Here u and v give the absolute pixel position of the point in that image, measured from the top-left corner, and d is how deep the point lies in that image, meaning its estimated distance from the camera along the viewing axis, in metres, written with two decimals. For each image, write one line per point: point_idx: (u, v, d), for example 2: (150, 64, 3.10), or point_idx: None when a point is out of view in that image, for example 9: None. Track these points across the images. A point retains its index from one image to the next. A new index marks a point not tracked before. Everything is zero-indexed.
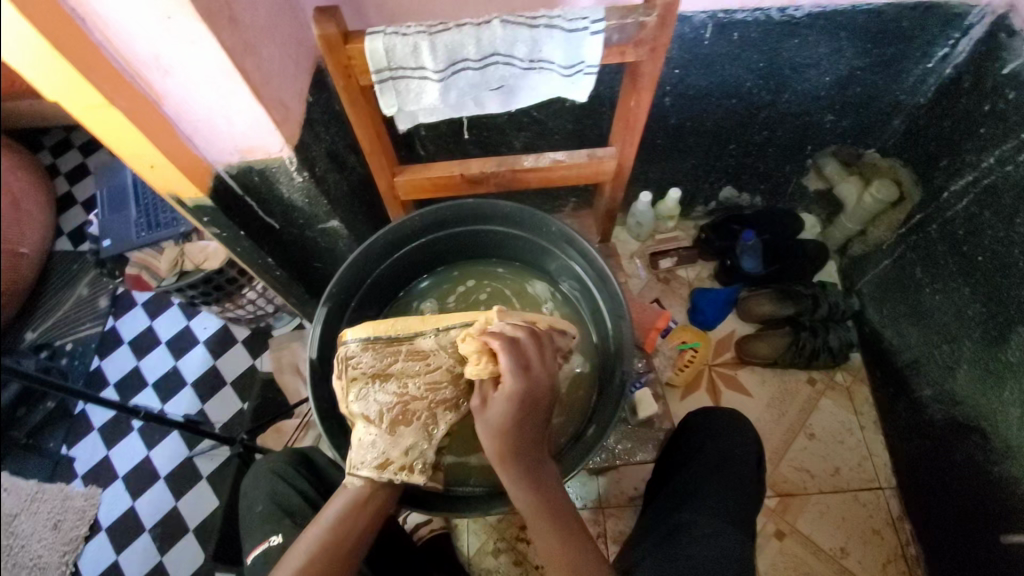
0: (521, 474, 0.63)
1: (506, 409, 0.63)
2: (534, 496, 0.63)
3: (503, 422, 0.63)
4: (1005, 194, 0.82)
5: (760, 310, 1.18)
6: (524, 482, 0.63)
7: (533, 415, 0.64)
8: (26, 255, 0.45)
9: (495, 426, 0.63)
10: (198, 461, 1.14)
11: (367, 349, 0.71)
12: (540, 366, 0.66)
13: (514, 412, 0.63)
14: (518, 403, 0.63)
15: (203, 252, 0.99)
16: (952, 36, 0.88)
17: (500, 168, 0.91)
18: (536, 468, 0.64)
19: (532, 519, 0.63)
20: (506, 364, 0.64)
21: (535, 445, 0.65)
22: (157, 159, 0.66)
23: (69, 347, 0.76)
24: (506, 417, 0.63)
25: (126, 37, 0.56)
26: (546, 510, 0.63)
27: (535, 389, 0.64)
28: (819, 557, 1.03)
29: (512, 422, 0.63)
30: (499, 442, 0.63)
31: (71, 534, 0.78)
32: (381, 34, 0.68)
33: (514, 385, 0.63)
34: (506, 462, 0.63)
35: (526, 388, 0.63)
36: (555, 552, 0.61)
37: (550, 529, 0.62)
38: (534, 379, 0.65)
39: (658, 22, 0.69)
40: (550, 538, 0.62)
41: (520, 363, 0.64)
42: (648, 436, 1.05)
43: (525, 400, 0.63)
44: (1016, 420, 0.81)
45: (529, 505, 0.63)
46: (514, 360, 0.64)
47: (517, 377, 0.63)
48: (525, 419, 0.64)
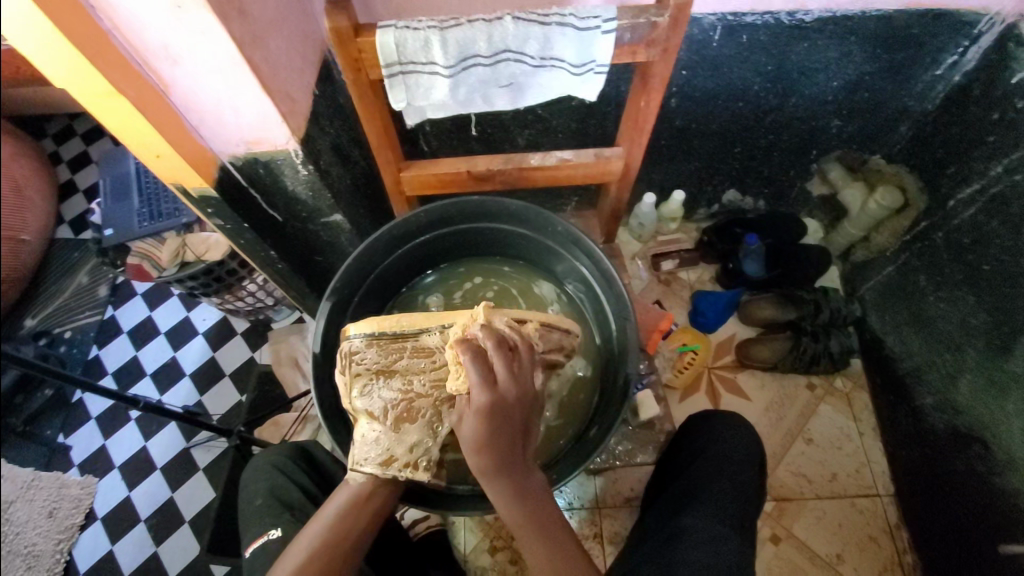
0: (504, 485, 0.62)
1: (476, 425, 0.60)
2: (519, 506, 0.62)
3: (476, 438, 0.60)
4: (1013, 204, 0.82)
5: (761, 314, 1.18)
6: (506, 495, 0.62)
7: (505, 429, 0.61)
8: (28, 242, 0.44)
9: (472, 441, 0.60)
10: (195, 453, 1.11)
11: (372, 345, 0.70)
12: (508, 379, 0.62)
13: (485, 428, 0.60)
14: (487, 419, 0.60)
15: (205, 244, 1.01)
16: (962, 44, 0.88)
17: (507, 166, 0.91)
18: (519, 479, 0.62)
19: (518, 529, 0.62)
20: (473, 379, 0.60)
21: (514, 456, 0.62)
22: (163, 149, 0.66)
23: (67, 335, 0.76)
24: (477, 433, 0.60)
25: (135, 26, 0.55)
26: (532, 520, 0.62)
27: (505, 402, 0.61)
28: (815, 563, 1.03)
29: (485, 438, 0.60)
30: (475, 458, 0.61)
31: (67, 523, 0.78)
32: (393, 28, 0.67)
33: (480, 401, 0.60)
34: (488, 474, 0.61)
35: (494, 404, 0.60)
36: (540, 561, 0.61)
37: (535, 538, 0.62)
38: (503, 393, 0.61)
39: (671, 23, 0.68)
40: (534, 545, 0.61)
41: (489, 377, 0.61)
42: (649, 438, 1.06)
43: (495, 415, 0.60)
44: (1018, 430, 0.81)
45: (515, 516, 0.62)
46: (478, 374, 0.60)
47: (483, 392, 0.60)
48: (497, 434, 0.61)
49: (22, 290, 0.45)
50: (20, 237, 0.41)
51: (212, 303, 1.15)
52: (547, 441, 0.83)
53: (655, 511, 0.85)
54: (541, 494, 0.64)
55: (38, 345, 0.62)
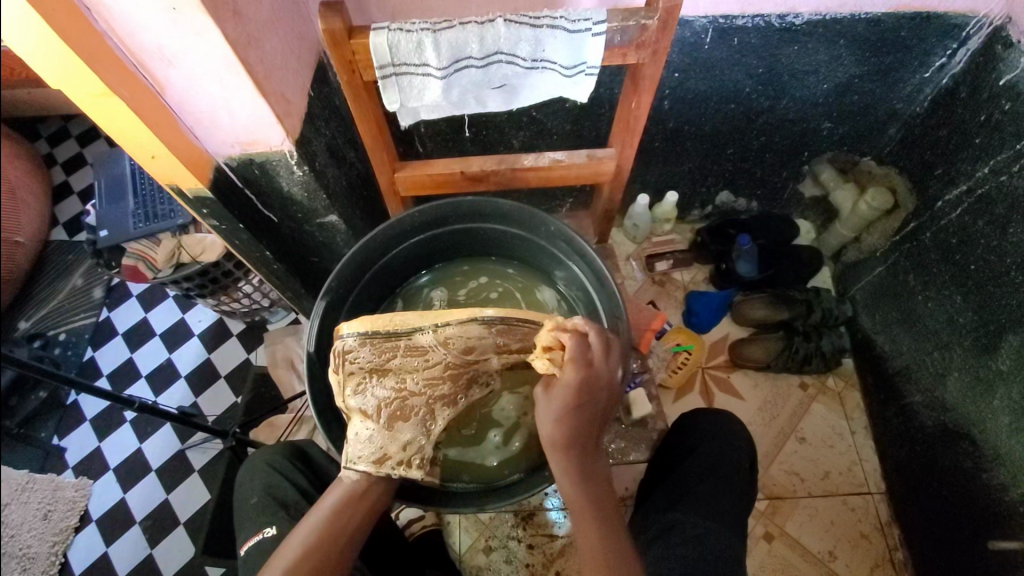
0: (571, 460, 0.65)
1: (562, 402, 0.64)
2: (581, 484, 0.65)
3: (557, 412, 0.64)
4: (1000, 204, 0.83)
5: (755, 314, 1.18)
6: (573, 472, 0.65)
7: (588, 409, 0.64)
8: (23, 244, 0.46)
9: (554, 413, 0.65)
10: (191, 453, 1.16)
11: (365, 344, 0.68)
12: (605, 363, 0.64)
13: (569, 404, 0.63)
14: (574, 396, 0.63)
15: (201, 244, 1.02)
16: (950, 46, 0.89)
17: (500, 167, 0.92)
18: (584, 457, 0.66)
19: (573, 507, 0.64)
20: (570, 358, 0.62)
21: (587, 436, 0.66)
22: (159, 150, 0.66)
23: (61, 336, 0.76)
24: (560, 408, 0.64)
25: (131, 27, 0.56)
26: (589, 500, 0.64)
27: (595, 385, 0.64)
28: (807, 560, 1.04)
29: (567, 414, 0.64)
30: (556, 431, 0.65)
31: (60, 525, 0.77)
32: (386, 30, 0.68)
33: (573, 380, 0.62)
34: (559, 449, 0.65)
35: (585, 384, 0.63)
36: (592, 542, 0.61)
37: (591, 518, 0.63)
38: (596, 375, 0.64)
39: (659, 25, 0.69)
40: (586, 523, 0.63)
41: (585, 357, 0.63)
42: (642, 436, 1.07)
43: (583, 394, 0.63)
44: (1005, 427, 0.82)
45: (572, 491, 0.64)
46: (579, 354, 0.62)
47: (579, 372, 0.62)
48: (580, 412, 0.64)
49: (18, 290, 0.46)
50: (15, 237, 0.42)
51: (208, 305, 1.16)
52: (527, 449, 0.81)
53: (645, 506, 0.86)
54: (597, 477, 0.66)
55: (34, 346, 0.63)
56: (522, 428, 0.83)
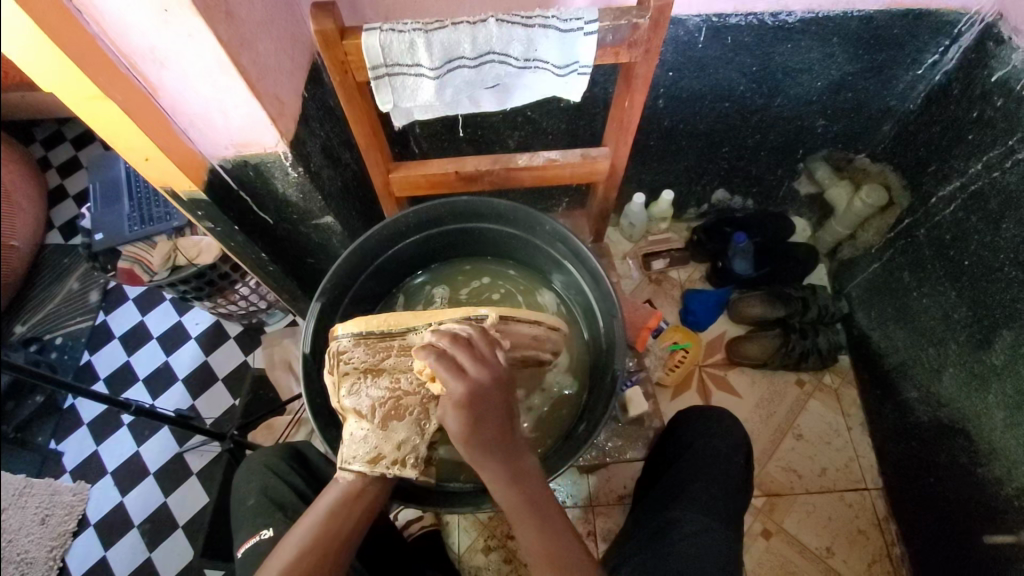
0: (493, 464, 0.61)
1: (455, 420, 0.60)
2: (515, 491, 0.62)
3: (458, 433, 0.60)
4: (993, 200, 0.83)
5: (751, 313, 1.18)
6: (502, 480, 0.62)
7: (488, 417, 0.61)
8: (18, 247, 0.46)
9: (455, 433, 0.61)
10: (188, 457, 1.09)
11: (359, 344, 0.71)
12: (478, 368, 0.61)
13: (465, 421, 0.60)
14: (466, 411, 0.60)
15: (196, 247, 1.00)
16: (942, 43, 0.89)
17: (494, 167, 0.92)
18: (509, 456, 0.62)
19: (516, 515, 0.62)
20: (443, 375, 0.60)
21: (503, 442, 0.62)
22: (152, 153, 0.66)
23: (56, 340, 0.77)
24: (460, 427, 0.60)
25: (122, 30, 0.56)
26: (528, 505, 0.62)
27: (480, 389, 0.61)
28: (804, 556, 1.04)
29: (469, 429, 0.60)
30: (466, 448, 0.61)
31: (59, 529, 0.82)
32: (378, 30, 0.68)
33: (456, 394, 0.60)
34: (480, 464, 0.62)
35: (469, 392, 0.60)
36: (533, 542, 0.60)
37: (530, 522, 0.61)
38: (477, 380, 0.61)
39: (651, 24, 0.69)
40: (529, 530, 0.61)
41: (458, 370, 0.61)
42: (638, 434, 1.05)
43: (473, 405, 0.60)
44: (1001, 422, 0.82)
45: (509, 497, 0.62)
46: (446, 367, 0.60)
47: (456, 385, 0.60)
48: (480, 423, 0.61)
49: (15, 294, 0.47)
50: (11, 241, 0.43)
51: (205, 306, 1.13)
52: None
53: (641, 506, 0.86)
54: (531, 475, 0.63)
55: (30, 350, 0.63)
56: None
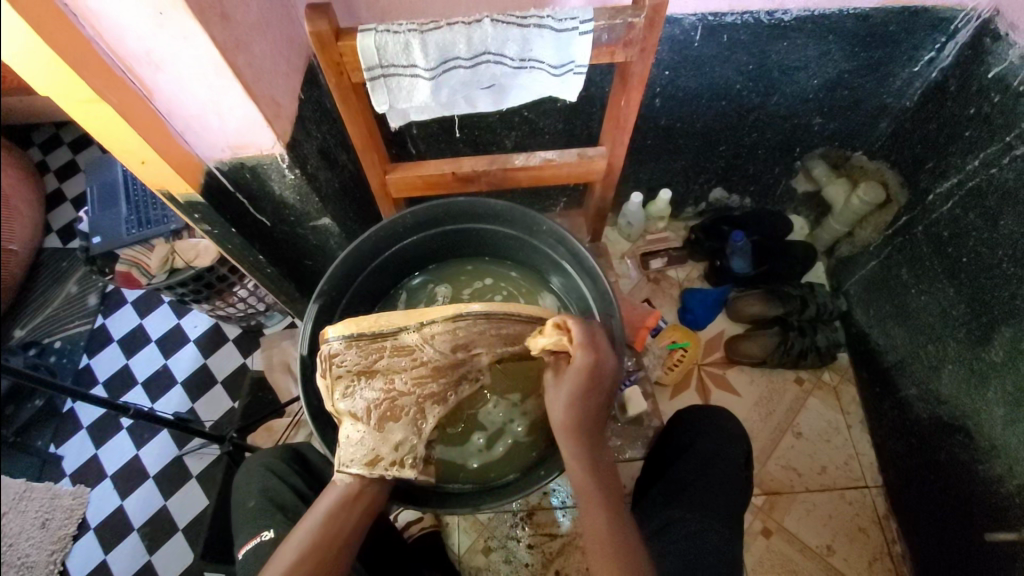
0: (580, 444, 0.67)
1: (574, 384, 0.65)
2: (592, 475, 0.66)
3: (568, 397, 0.66)
4: (991, 196, 0.83)
5: (749, 311, 1.19)
6: (584, 461, 0.67)
7: (596, 395, 0.67)
8: (16, 252, 0.46)
9: (566, 397, 0.66)
10: (188, 459, 1.14)
11: (351, 346, 0.69)
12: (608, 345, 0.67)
13: (580, 388, 0.65)
14: (586, 378, 0.65)
15: (194, 250, 1.00)
16: (939, 40, 0.89)
17: (491, 167, 0.92)
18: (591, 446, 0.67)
19: (585, 496, 0.65)
20: (580, 343, 0.65)
21: (594, 425, 0.68)
22: (148, 155, 0.66)
23: (55, 344, 0.78)
24: (572, 392, 0.66)
25: (117, 33, 0.56)
26: (600, 493, 0.65)
27: (603, 371, 0.66)
28: (805, 555, 1.04)
29: (578, 399, 0.66)
30: (567, 415, 0.66)
31: (60, 533, 0.80)
32: (373, 32, 0.68)
33: (583, 361, 0.64)
34: (570, 439, 0.67)
35: (594, 364, 0.65)
36: (596, 525, 0.63)
37: (598, 505, 0.65)
38: (605, 361, 0.66)
39: (647, 23, 0.69)
40: (598, 513, 0.64)
41: (591, 338, 0.66)
42: (638, 433, 1.07)
43: (595, 378, 0.66)
44: (1000, 419, 0.82)
45: (583, 478, 0.66)
46: (587, 338, 0.65)
47: (588, 351, 0.65)
48: (588, 397, 0.66)
49: (13, 298, 0.47)
50: (9, 245, 0.43)
51: (203, 308, 1.13)
52: (509, 457, 0.82)
53: (640, 505, 0.86)
54: (606, 470, 0.68)
55: (30, 354, 0.63)
56: (507, 434, 0.82)
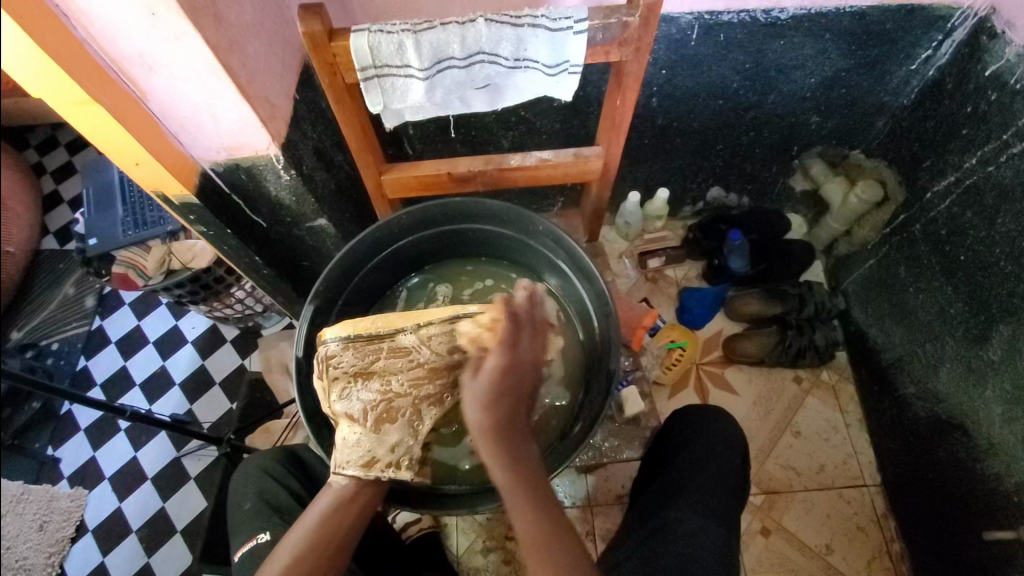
0: (502, 444, 0.61)
1: (490, 381, 0.62)
2: (515, 477, 0.61)
3: (485, 394, 0.61)
4: (988, 194, 0.83)
5: (749, 310, 1.18)
6: (505, 462, 0.61)
7: (514, 392, 0.63)
8: (13, 253, 0.46)
9: (483, 396, 0.62)
10: (186, 462, 1.09)
11: (348, 349, 0.68)
12: (529, 340, 0.65)
13: (498, 385, 0.62)
14: (503, 375, 0.62)
15: (191, 251, 0.98)
16: (935, 38, 0.89)
17: (486, 167, 0.92)
18: (514, 441, 0.62)
19: (513, 501, 0.60)
20: (502, 336, 0.63)
21: (514, 425, 0.63)
22: (143, 157, 0.66)
23: (54, 345, 0.79)
24: (489, 388, 0.62)
25: (111, 35, 0.55)
26: (525, 492, 0.61)
27: (522, 366, 0.64)
28: (804, 554, 1.04)
29: (496, 397, 0.62)
30: (485, 415, 0.61)
31: (55, 533, 0.94)
32: (366, 32, 0.67)
33: (502, 357, 0.62)
34: (489, 442, 0.61)
35: (513, 361, 0.63)
36: (528, 525, 0.59)
37: (528, 505, 0.60)
38: (523, 355, 0.64)
39: (641, 22, 0.69)
40: (528, 512, 0.60)
41: (512, 333, 0.64)
42: (635, 433, 1.05)
43: (513, 374, 0.63)
44: (998, 417, 0.82)
45: (506, 481, 0.61)
46: (507, 331, 0.63)
47: (507, 346, 0.63)
48: (506, 395, 0.62)
49: (11, 299, 0.47)
50: (7, 247, 0.43)
51: (200, 310, 1.13)
52: None
53: (637, 506, 0.86)
54: (532, 464, 0.63)
55: (26, 356, 0.63)
56: None
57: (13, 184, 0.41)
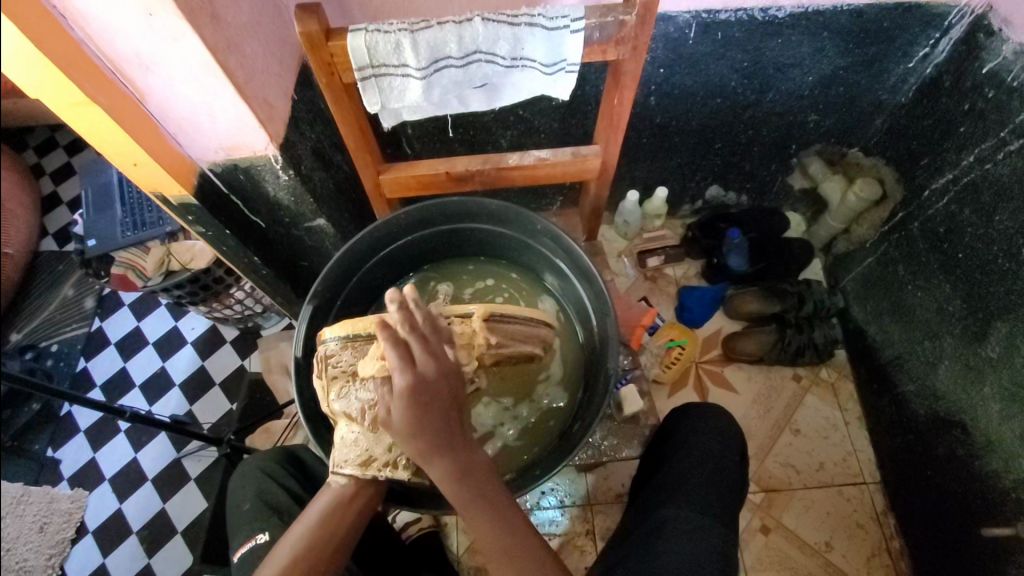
0: (438, 461, 0.58)
1: (399, 410, 0.56)
2: (462, 486, 0.59)
3: (401, 424, 0.56)
4: (986, 191, 0.83)
5: (748, 308, 1.18)
6: (450, 476, 0.59)
7: (430, 409, 0.57)
8: (12, 254, 0.46)
9: (399, 427, 0.57)
10: (186, 462, 1.09)
11: (347, 347, 0.70)
12: (427, 354, 0.56)
13: (408, 411, 0.56)
14: (409, 400, 0.55)
15: (190, 252, 0.98)
16: (933, 36, 0.89)
17: (485, 166, 0.92)
18: (455, 455, 0.59)
19: (465, 507, 0.60)
20: (393, 364, 0.55)
21: (448, 435, 0.59)
22: (140, 157, 0.66)
23: (52, 347, 0.79)
24: (403, 417, 0.56)
25: (108, 35, 0.55)
26: (478, 496, 0.60)
27: (428, 382, 0.56)
28: (803, 552, 1.04)
29: (412, 423, 0.56)
30: (410, 441, 0.57)
31: (59, 535, 0.92)
32: (363, 31, 0.68)
33: (400, 384, 0.55)
34: (426, 462, 0.58)
35: (417, 384, 0.55)
36: (487, 537, 0.60)
37: (483, 516, 0.60)
38: (425, 372, 0.56)
39: (638, 21, 0.69)
40: (484, 524, 0.60)
41: (407, 355, 0.56)
42: (634, 432, 1.05)
43: (422, 394, 0.56)
44: (996, 414, 0.82)
45: (455, 492, 0.59)
46: (397, 355, 0.55)
47: (405, 371, 0.55)
48: (422, 416, 0.56)
49: (11, 301, 0.47)
50: (6, 249, 0.43)
51: (199, 310, 1.13)
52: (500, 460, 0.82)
53: (636, 505, 0.86)
54: (477, 468, 0.61)
55: (26, 357, 0.63)
56: (497, 437, 0.83)
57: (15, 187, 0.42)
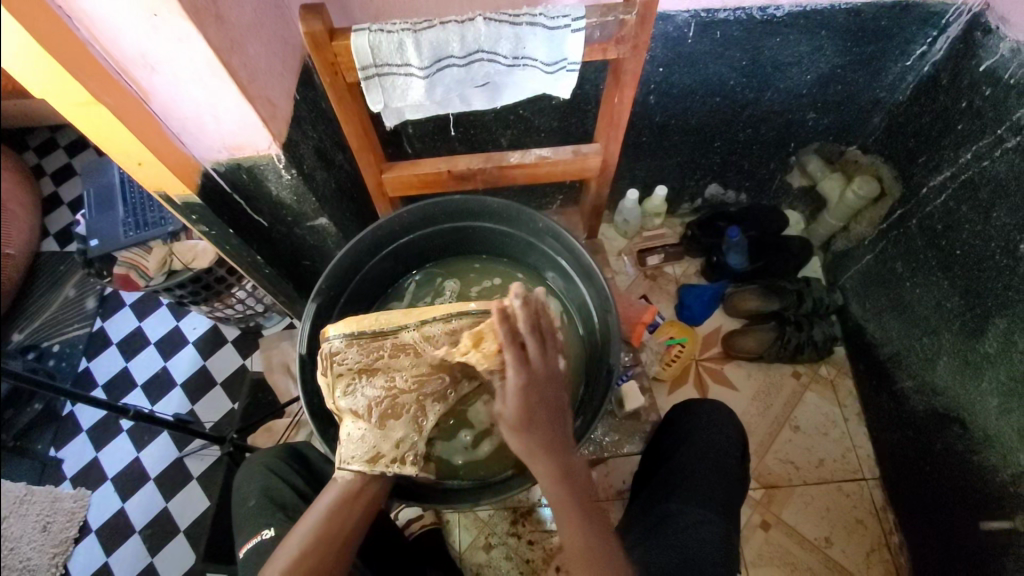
0: (545, 460, 0.60)
1: (513, 403, 0.59)
2: (558, 487, 0.61)
3: (513, 421, 0.59)
4: (983, 189, 0.84)
5: (746, 306, 1.19)
6: (552, 477, 0.61)
7: (542, 405, 0.60)
8: (13, 255, 0.46)
9: (513, 423, 0.60)
10: (188, 461, 1.12)
11: (352, 345, 0.69)
12: (541, 350, 0.59)
13: (522, 406, 0.59)
14: (523, 397, 0.58)
15: (192, 251, 0.99)
16: (930, 34, 0.90)
17: (486, 164, 0.92)
18: (560, 456, 0.62)
19: (558, 507, 0.62)
20: (509, 360, 0.57)
21: (555, 434, 0.62)
22: (145, 156, 0.67)
23: (56, 347, 0.79)
24: (516, 411, 0.59)
25: (113, 35, 0.56)
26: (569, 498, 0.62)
27: (539, 381, 0.59)
28: (804, 547, 1.05)
29: (524, 419, 0.59)
30: (522, 439, 0.60)
31: (62, 535, 0.85)
32: (367, 31, 0.68)
33: (517, 381, 0.58)
34: (536, 459, 0.61)
35: (531, 381, 0.58)
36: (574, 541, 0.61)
37: (574, 517, 0.61)
38: (537, 370, 0.59)
39: (638, 20, 0.70)
40: (569, 523, 0.61)
41: (523, 355, 0.58)
42: (636, 428, 1.06)
43: (535, 392, 0.59)
44: (994, 409, 0.83)
45: (556, 491, 0.61)
46: (514, 350, 0.57)
47: (522, 369, 0.58)
48: (534, 412, 0.60)
49: (14, 300, 0.47)
50: (7, 248, 0.44)
51: (201, 310, 1.13)
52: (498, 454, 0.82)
53: (638, 499, 0.86)
54: (577, 471, 0.63)
55: (27, 358, 0.63)
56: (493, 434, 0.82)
57: (17, 186, 0.42)
